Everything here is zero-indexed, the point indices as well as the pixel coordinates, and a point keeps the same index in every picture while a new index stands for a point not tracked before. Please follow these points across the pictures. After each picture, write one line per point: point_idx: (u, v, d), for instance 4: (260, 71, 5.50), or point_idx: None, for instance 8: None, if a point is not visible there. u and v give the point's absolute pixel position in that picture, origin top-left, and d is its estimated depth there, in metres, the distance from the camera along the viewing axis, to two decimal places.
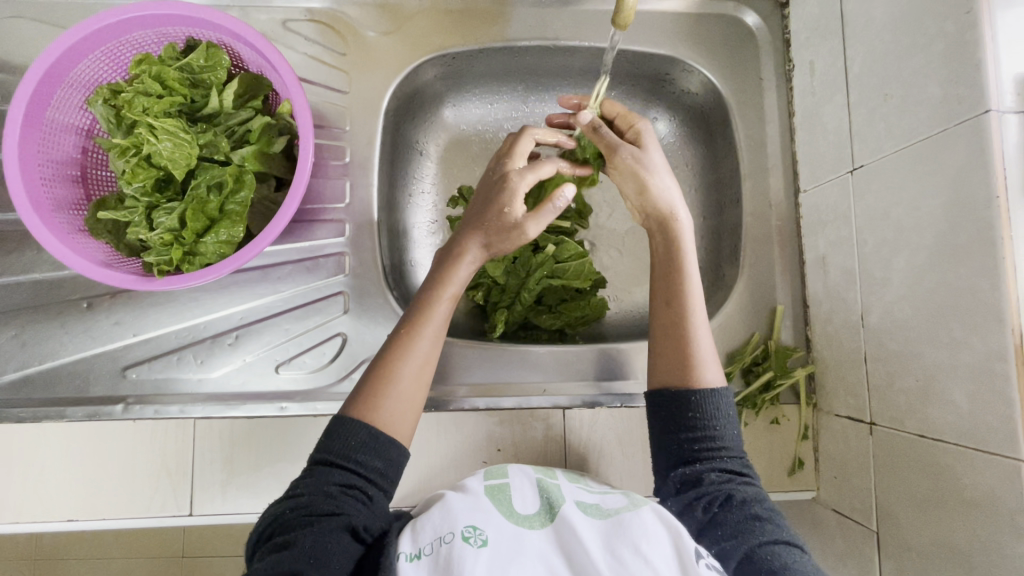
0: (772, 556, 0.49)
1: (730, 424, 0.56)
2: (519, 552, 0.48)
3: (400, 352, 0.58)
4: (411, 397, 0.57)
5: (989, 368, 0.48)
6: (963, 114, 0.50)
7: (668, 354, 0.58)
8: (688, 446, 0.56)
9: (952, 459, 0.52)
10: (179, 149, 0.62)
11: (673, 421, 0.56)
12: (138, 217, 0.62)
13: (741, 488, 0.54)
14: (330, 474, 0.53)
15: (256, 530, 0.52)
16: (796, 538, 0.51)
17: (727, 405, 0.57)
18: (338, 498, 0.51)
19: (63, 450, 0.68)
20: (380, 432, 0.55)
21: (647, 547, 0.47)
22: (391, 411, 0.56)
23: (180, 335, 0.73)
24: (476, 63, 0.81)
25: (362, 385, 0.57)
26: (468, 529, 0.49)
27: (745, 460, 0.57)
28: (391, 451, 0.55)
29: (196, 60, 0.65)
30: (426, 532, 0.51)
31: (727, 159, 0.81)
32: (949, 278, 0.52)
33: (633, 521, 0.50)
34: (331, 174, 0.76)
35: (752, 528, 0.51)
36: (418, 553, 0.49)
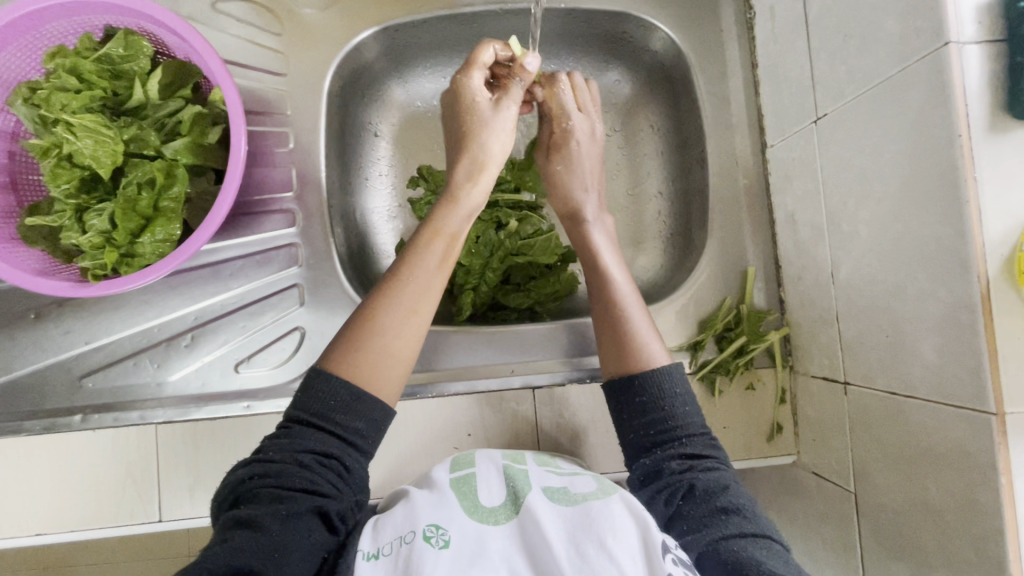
0: (736, 551, 0.46)
1: (683, 402, 0.56)
2: (482, 554, 0.46)
3: (387, 298, 0.55)
4: (401, 349, 0.54)
5: (956, 319, 0.46)
6: (922, 49, 0.47)
7: (608, 345, 0.60)
8: (643, 434, 0.56)
9: (923, 415, 0.50)
10: (102, 146, 0.59)
11: (628, 408, 0.57)
12: (68, 221, 0.60)
13: (702, 476, 0.52)
14: (305, 441, 0.50)
15: (220, 494, 0.50)
16: (771, 532, 0.49)
17: (677, 382, 0.57)
18: (312, 470, 0.49)
19: (25, 465, 0.67)
20: (360, 390, 0.52)
21: (613, 542, 0.45)
22: (373, 369, 0.53)
23: (134, 340, 0.70)
24: (422, 33, 0.77)
25: (344, 339, 0.54)
26: (431, 528, 0.47)
27: (710, 440, 0.56)
28: (373, 412, 0.52)
29: (115, 49, 0.61)
30: (387, 531, 0.49)
31: (691, 118, 0.77)
32: (914, 227, 0.49)
33: (599, 512, 0.48)
34: (277, 162, 0.73)
35: (718, 521, 0.49)
36: (377, 552, 0.47)
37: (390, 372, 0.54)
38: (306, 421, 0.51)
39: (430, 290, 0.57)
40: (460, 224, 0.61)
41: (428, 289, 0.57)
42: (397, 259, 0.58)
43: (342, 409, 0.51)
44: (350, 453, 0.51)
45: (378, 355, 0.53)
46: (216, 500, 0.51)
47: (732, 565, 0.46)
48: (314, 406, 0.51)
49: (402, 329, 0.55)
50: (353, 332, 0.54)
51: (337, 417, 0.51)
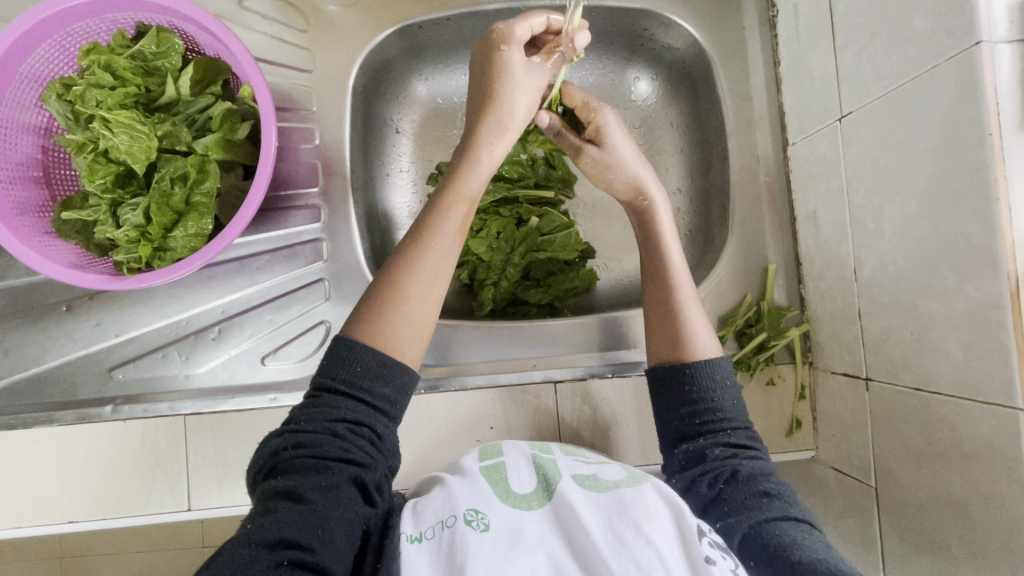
0: (781, 532, 0.48)
1: (729, 393, 0.57)
2: (520, 537, 0.48)
3: (409, 266, 0.55)
4: (419, 316, 0.55)
5: (984, 316, 0.46)
6: (953, 48, 0.47)
7: (660, 332, 0.60)
8: (690, 421, 0.56)
9: (949, 411, 0.51)
10: (137, 142, 0.60)
11: (676, 394, 0.57)
12: (103, 215, 0.61)
13: (746, 463, 0.53)
14: (334, 410, 0.50)
15: (255, 466, 0.51)
16: (807, 515, 0.50)
17: (725, 374, 0.57)
18: (345, 439, 0.49)
19: (58, 454, 0.68)
20: (385, 356, 0.52)
21: (649, 526, 0.46)
22: (399, 335, 0.53)
23: (163, 332, 0.72)
24: (445, 30, 0.78)
25: (369, 303, 0.54)
26: (471, 512, 0.49)
27: (751, 431, 0.56)
28: (399, 376, 0.53)
29: (148, 46, 0.62)
30: (427, 514, 0.50)
31: (712, 115, 0.78)
32: (942, 225, 0.49)
33: (634, 499, 0.49)
34: (302, 158, 0.74)
35: (760, 504, 0.50)
36: (420, 535, 0.49)
37: (415, 338, 0.55)
38: (334, 391, 0.51)
39: (449, 251, 0.57)
40: (479, 185, 0.60)
41: (449, 254, 0.57)
42: (416, 224, 0.58)
43: (369, 376, 0.51)
44: (380, 421, 0.51)
45: (401, 322, 0.54)
46: (251, 470, 0.51)
47: (775, 549, 0.46)
48: (342, 375, 0.52)
49: (425, 295, 0.55)
50: (378, 297, 0.54)
51: (365, 385, 0.51)
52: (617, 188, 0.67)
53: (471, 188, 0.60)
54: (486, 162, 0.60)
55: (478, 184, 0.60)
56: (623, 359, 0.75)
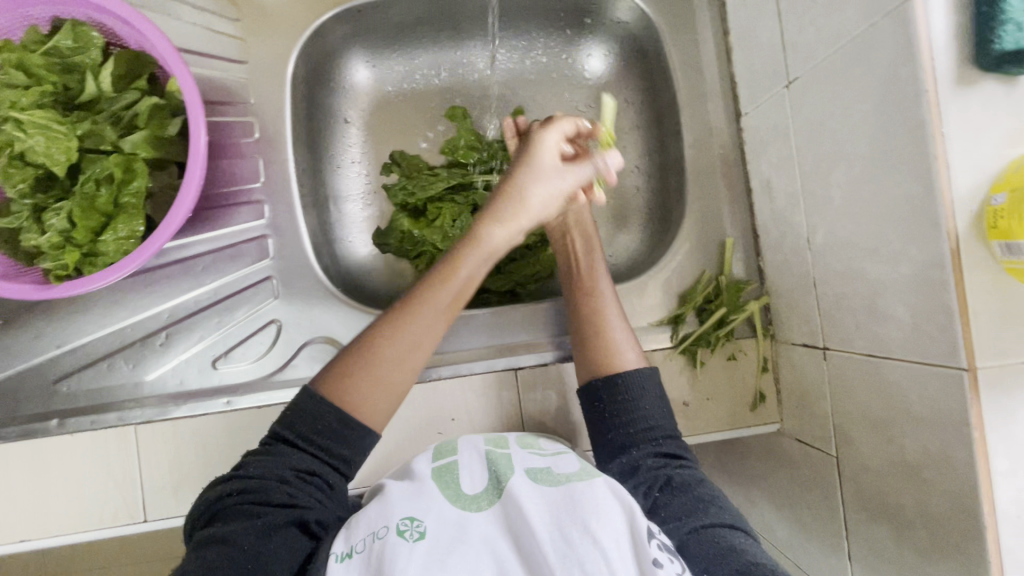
0: (718, 537, 0.48)
1: (656, 400, 0.59)
2: (461, 540, 0.46)
3: (387, 334, 0.53)
4: (389, 380, 0.53)
5: (928, 277, 0.45)
6: (888, 3, 0.46)
7: (591, 353, 0.62)
8: (625, 432, 0.58)
9: (899, 377, 0.50)
10: (55, 143, 0.57)
11: (606, 407, 0.58)
12: (26, 222, 0.58)
13: (679, 471, 0.55)
14: (286, 459, 0.51)
15: (196, 509, 0.50)
16: (742, 522, 0.51)
17: (650, 382, 0.59)
18: (293, 486, 0.49)
19: (3, 472, 0.66)
20: (347, 415, 0.52)
21: (597, 525, 0.45)
22: (361, 399, 0.52)
23: (108, 341, 0.69)
24: (387, 14, 0.75)
25: (333, 367, 0.53)
26: (404, 522, 0.47)
27: (681, 442, 0.58)
28: (364, 439, 0.53)
29: (63, 41, 0.59)
30: (360, 527, 0.48)
31: (665, 89, 0.76)
32: (885, 186, 0.48)
33: (584, 495, 0.48)
34: (243, 153, 0.71)
35: (697, 509, 0.51)
36: (350, 551, 0.46)
37: (377, 392, 0.52)
38: (290, 441, 0.52)
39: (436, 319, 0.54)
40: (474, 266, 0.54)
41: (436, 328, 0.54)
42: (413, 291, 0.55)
43: (332, 435, 0.52)
44: (335, 472, 0.52)
45: (369, 386, 0.52)
46: (189, 518, 0.51)
47: (715, 550, 0.47)
48: (301, 427, 0.52)
49: (399, 363, 0.53)
50: (348, 362, 0.53)
51: (324, 440, 0.52)
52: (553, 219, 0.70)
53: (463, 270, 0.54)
54: (488, 245, 0.53)
55: (469, 268, 0.54)
56: None
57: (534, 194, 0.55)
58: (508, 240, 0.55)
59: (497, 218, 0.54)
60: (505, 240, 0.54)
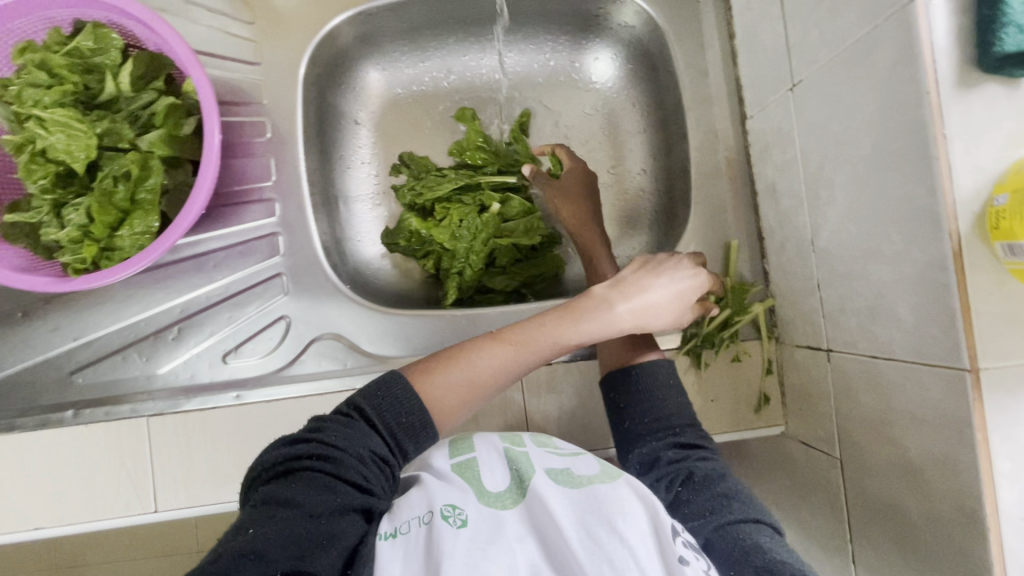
0: (742, 533, 0.49)
1: (672, 394, 0.62)
2: (499, 534, 0.47)
3: (475, 348, 0.59)
4: (461, 390, 0.57)
5: (930, 278, 0.46)
6: (889, 6, 0.46)
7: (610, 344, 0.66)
8: (643, 422, 0.61)
9: (902, 378, 0.50)
10: (76, 141, 0.58)
11: (621, 399, 0.62)
12: (46, 217, 0.60)
13: (700, 465, 0.56)
14: (368, 439, 0.51)
15: (260, 466, 0.50)
16: (770, 519, 0.52)
17: (664, 375, 0.63)
18: (367, 468, 0.50)
19: (20, 461, 0.68)
20: (426, 415, 0.55)
21: (623, 524, 0.46)
22: (444, 399, 0.56)
23: (122, 334, 0.71)
24: (397, 18, 0.77)
25: (423, 364, 0.58)
26: (448, 508, 0.49)
27: (701, 433, 0.60)
28: (425, 436, 0.55)
29: (85, 42, 0.61)
30: (403, 511, 0.50)
31: (671, 92, 0.77)
32: (888, 187, 0.49)
33: (608, 496, 0.49)
34: (255, 153, 0.73)
35: (722, 505, 0.52)
36: (395, 531, 0.48)
37: (457, 397, 0.57)
38: (370, 423, 0.53)
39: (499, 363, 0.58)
40: (530, 335, 0.59)
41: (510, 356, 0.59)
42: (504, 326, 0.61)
43: (407, 429, 0.54)
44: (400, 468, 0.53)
45: (445, 391, 0.56)
46: (249, 474, 0.50)
47: (739, 548, 0.48)
48: (388, 415, 0.53)
49: (476, 373, 0.58)
50: (432, 362, 0.58)
51: (399, 430, 0.53)
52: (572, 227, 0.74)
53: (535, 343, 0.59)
54: (603, 315, 0.60)
55: (538, 347, 0.59)
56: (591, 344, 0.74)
57: (622, 305, 0.60)
58: (603, 318, 0.60)
59: (614, 292, 0.61)
60: (619, 316, 0.60)
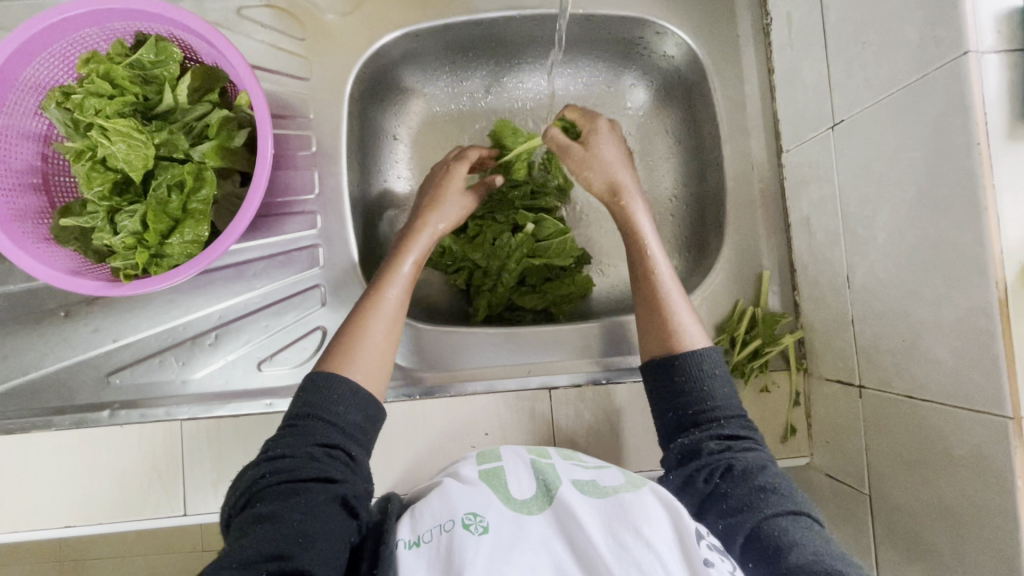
0: (780, 531, 0.48)
1: (720, 384, 0.58)
2: (521, 537, 0.48)
3: (371, 310, 0.61)
4: (379, 350, 0.60)
5: (973, 324, 0.46)
6: (941, 57, 0.47)
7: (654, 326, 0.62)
8: (682, 412, 0.57)
9: (939, 419, 0.51)
10: (134, 150, 0.60)
11: (665, 385, 0.58)
12: (101, 222, 0.62)
13: (741, 456, 0.54)
14: (312, 436, 0.53)
15: (232, 503, 0.52)
16: (807, 508, 0.51)
17: (713, 364, 0.58)
18: (320, 460, 0.52)
19: (55, 458, 0.69)
20: (356, 385, 0.56)
21: (649, 530, 0.46)
22: (365, 369, 0.58)
23: (161, 338, 0.72)
24: (441, 39, 0.78)
25: (331, 349, 0.59)
26: (469, 516, 0.49)
27: (745, 422, 0.57)
28: (371, 407, 0.57)
29: (147, 55, 0.63)
30: (424, 519, 0.51)
31: (707, 122, 0.78)
32: (931, 232, 0.50)
33: (633, 503, 0.49)
34: (299, 165, 0.74)
35: (759, 500, 0.50)
36: (418, 541, 0.49)
37: (384, 345, 0.60)
38: (312, 417, 0.54)
39: (385, 325, 0.61)
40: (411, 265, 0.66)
41: (404, 298, 0.64)
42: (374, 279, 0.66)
43: (345, 402, 0.55)
44: (353, 443, 0.54)
45: (366, 352, 0.59)
46: (228, 509, 0.52)
47: (778, 549, 0.47)
48: (318, 403, 0.55)
49: (387, 334, 0.61)
50: (341, 340, 0.59)
51: (338, 412, 0.54)
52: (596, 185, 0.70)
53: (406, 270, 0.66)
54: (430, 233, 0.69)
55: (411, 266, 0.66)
56: (620, 368, 0.75)
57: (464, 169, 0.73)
58: (432, 241, 0.69)
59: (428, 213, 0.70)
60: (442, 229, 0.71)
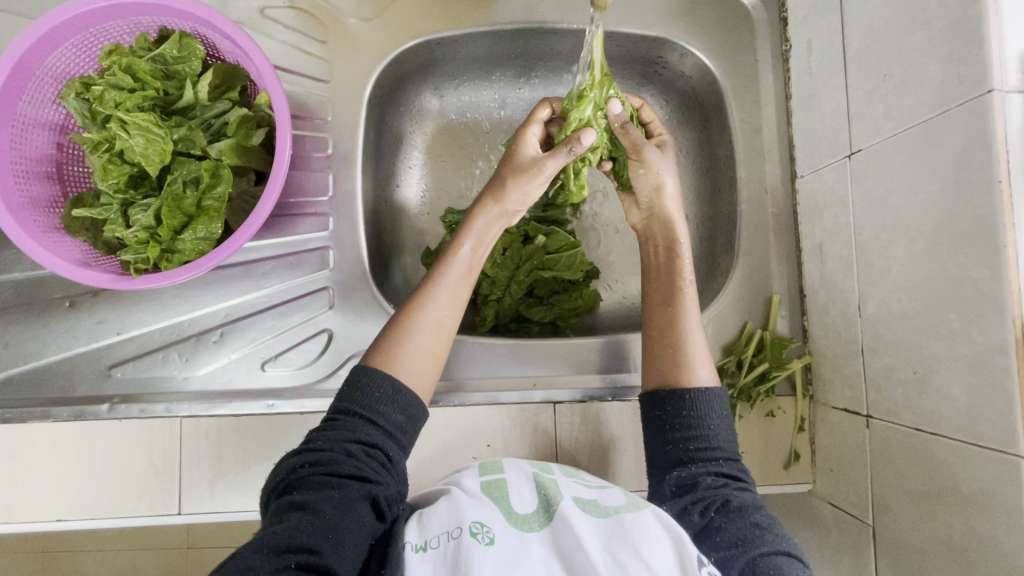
0: (775, 569, 0.47)
1: (724, 424, 0.56)
2: (525, 554, 0.47)
3: (421, 306, 0.59)
4: (424, 352, 0.57)
5: (988, 360, 0.47)
6: (965, 94, 0.48)
7: (665, 357, 0.60)
8: (682, 446, 0.55)
9: (949, 454, 0.51)
10: (153, 145, 0.61)
11: (669, 418, 0.56)
12: (114, 214, 0.62)
13: (738, 494, 0.53)
14: (351, 432, 0.52)
15: (269, 484, 0.51)
16: (798, 550, 0.50)
17: (721, 405, 0.57)
18: (358, 458, 0.50)
19: (51, 450, 0.68)
20: (397, 386, 0.54)
21: (649, 551, 0.46)
22: (411, 366, 0.56)
23: (165, 333, 0.72)
24: (462, 48, 0.78)
25: (377, 344, 0.58)
26: (476, 525, 0.48)
27: (740, 465, 0.56)
28: (412, 407, 0.55)
29: (170, 50, 0.63)
30: (433, 524, 0.50)
31: (723, 144, 0.78)
32: (948, 267, 0.50)
33: (633, 524, 0.49)
34: (314, 167, 0.74)
35: (754, 536, 0.49)
36: (425, 545, 0.48)
37: (432, 341, 0.58)
38: (355, 414, 0.53)
39: (428, 329, 0.58)
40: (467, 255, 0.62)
41: (454, 294, 0.61)
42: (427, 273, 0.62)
43: (386, 402, 0.54)
44: (392, 445, 0.53)
45: (413, 352, 0.57)
46: (263, 492, 0.52)
47: None
48: (361, 400, 0.53)
49: (436, 330, 0.59)
50: (388, 336, 0.58)
51: (380, 409, 0.53)
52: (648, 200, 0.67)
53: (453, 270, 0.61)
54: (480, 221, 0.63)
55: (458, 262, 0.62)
56: (625, 384, 0.74)
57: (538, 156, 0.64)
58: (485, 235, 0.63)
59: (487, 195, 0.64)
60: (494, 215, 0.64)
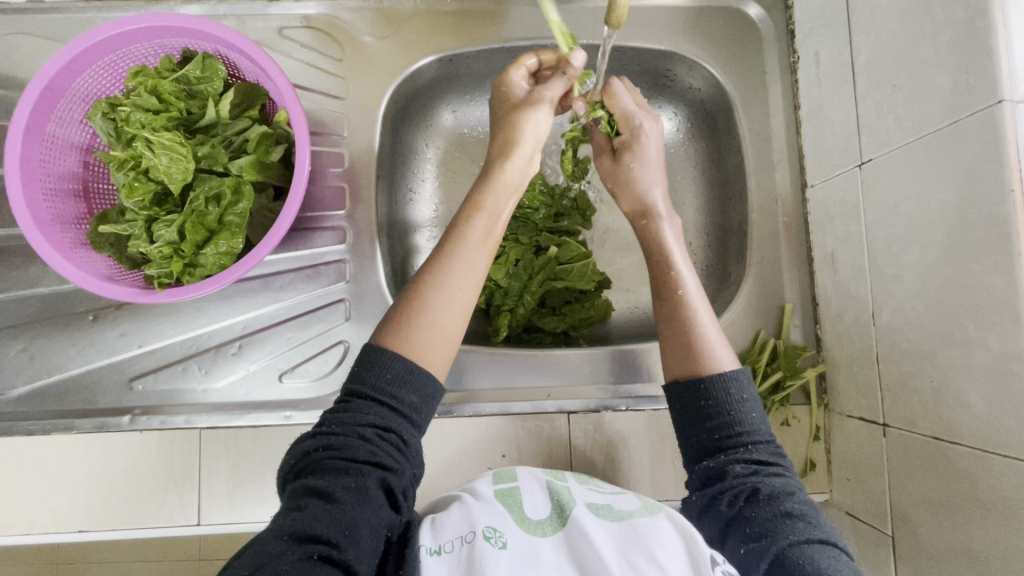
0: (805, 559, 0.46)
1: (747, 408, 0.55)
2: (536, 559, 0.47)
3: (439, 277, 0.56)
4: (445, 327, 0.55)
5: (1005, 368, 0.47)
6: (975, 105, 0.48)
7: (676, 348, 0.59)
8: (708, 435, 0.55)
9: (969, 462, 0.51)
10: (176, 163, 0.63)
11: (691, 408, 0.56)
12: (138, 230, 0.64)
13: (767, 481, 0.52)
14: (363, 415, 0.50)
15: (286, 462, 0.51)
16: (831, 535, 0.49)
17: (742, 388, 0.55)
18: (372, 443, 0.49)
19: (74, 461, 0.69)
20: (413, 364, 0.53)
21: (662, 554, 0.46)
22: (424, 344, 0.54)
23: (185, 345, 0.73)
24: (475, 64, 0.80)
25: (388, 322, 0.55)
26: (489, 530, 0.49)
27: (773, 447, 0.55)
28: (427, 386, 0.53)
29: (193, 71, 0.65)
30: (446, 528, 0.51)
31: (731, 154, 0.79)
32: (963, 275, 0.50)
33: (647, 528, 0.49)
34: (331, 181, 0.76)
35: (785, 526, 0.49)
36: (440, 548, 0.49)
37: (449, 317, 0.55)
38: (364, 395, 0.52)
39: (451, 301, 0.55)
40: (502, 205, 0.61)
41: (479, 263, 0.58)
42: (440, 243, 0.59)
43: (397, 382, 0.52)
44: (408, 426, 0.51)
45: (425, 331, 0.54)
46: (281, 473, 0.52)
47: None
48: (374, 381, 0.52)
49: (454, 303, 0.56)
50: (400, 315, 0.55)
51: (394, 392, 0.52)
52: (626, 200, 0.69)
53: (473, 239, 0.59)
54: (511, 183, 0.62)
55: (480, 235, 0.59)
56: (638, 393, 0.74)
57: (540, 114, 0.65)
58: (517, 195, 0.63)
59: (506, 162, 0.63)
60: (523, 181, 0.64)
